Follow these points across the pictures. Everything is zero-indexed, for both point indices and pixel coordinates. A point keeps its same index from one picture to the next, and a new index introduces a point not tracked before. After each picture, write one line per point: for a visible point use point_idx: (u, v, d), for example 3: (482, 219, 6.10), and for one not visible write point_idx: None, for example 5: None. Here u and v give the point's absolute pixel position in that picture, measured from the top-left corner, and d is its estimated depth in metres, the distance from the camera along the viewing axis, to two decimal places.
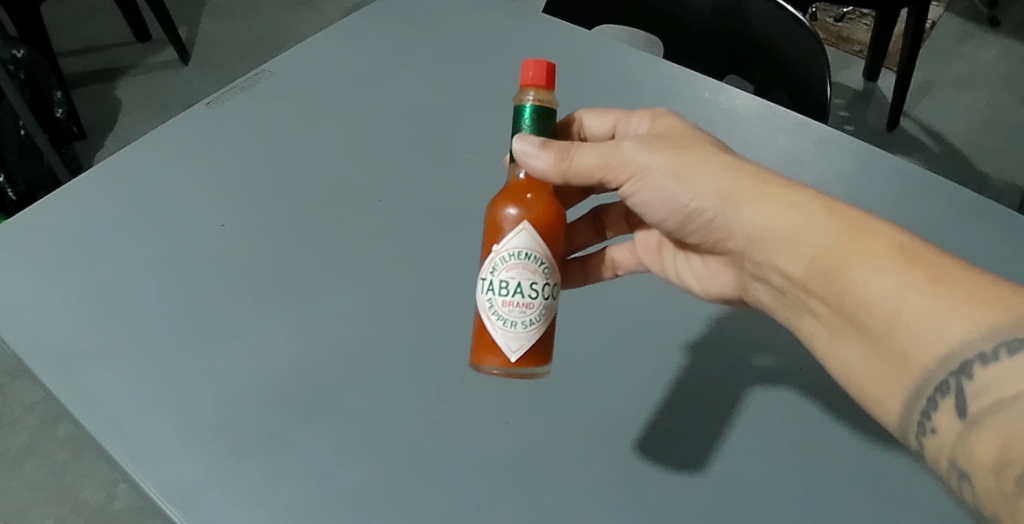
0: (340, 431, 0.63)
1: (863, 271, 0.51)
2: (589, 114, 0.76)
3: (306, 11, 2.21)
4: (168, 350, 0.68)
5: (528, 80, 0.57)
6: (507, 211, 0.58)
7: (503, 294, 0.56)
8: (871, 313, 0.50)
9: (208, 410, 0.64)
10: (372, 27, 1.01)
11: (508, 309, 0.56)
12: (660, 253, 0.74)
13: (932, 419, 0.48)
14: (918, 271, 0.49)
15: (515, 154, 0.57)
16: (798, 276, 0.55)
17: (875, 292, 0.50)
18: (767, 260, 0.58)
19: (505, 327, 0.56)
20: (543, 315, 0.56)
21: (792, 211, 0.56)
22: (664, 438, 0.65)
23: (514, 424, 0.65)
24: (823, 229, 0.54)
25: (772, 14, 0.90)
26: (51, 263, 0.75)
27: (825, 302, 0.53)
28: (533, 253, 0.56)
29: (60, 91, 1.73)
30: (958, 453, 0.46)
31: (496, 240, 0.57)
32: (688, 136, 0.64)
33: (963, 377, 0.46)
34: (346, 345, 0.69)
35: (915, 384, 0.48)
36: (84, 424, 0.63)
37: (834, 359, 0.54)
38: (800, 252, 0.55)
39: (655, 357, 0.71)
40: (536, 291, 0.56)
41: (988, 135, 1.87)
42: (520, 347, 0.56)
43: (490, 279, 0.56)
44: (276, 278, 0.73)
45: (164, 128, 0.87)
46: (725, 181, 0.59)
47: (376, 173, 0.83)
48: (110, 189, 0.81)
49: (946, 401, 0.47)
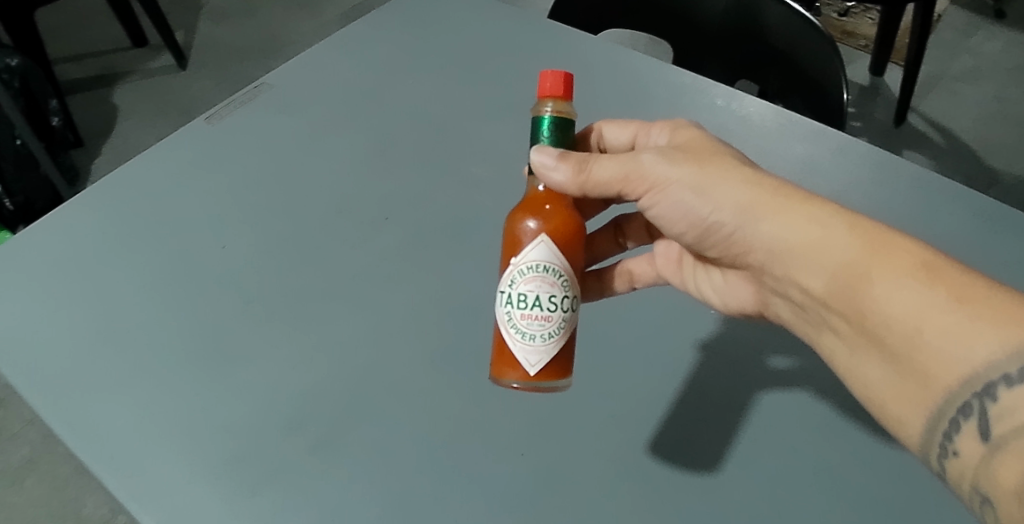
0: (352, 462, 0.61)
1: (885, 288, 0.49)
2: (608, 125, 0.73)
3: (304, 13, 2.18)
4: (173, 378, 0.66)
5: (545, 91, 0.55)
6: (526, 223, 0.56)
7: (522, 307, 0.54)
8: (893, 331, 0.48)
9: (212, 443, 0.62)
10: (374, 35, 0.98)
11: (527, 322, 0.54)
12: (680, 266, 0.71)
13: (954, 441, 0.46)
14: (942, 290, 0.46)
15: (532, 166, 0.55)
16: (819, 292, 0.53)
17: (896, 309, 0.48)
18: (788, 274, 0.55)
19: (524, 341, 0.54)
20: (562, 328, 0.55)
21: (813, 225, 0.53)
22: (686, 461, 0.63)
23: (530, 455, 0.62)
24: (845, 244, 0.51)
25: (786, 18, 0.87)
26: (45, 288, 0.73)
27: (847, 319, 0.51)
28: (552, 266, 0.54)
29: (55, 99, 1.70)
30: (980, 477, 0.44)
31: (514, 253, 0.55)
32: (708, 149, 0.61)
33: (987, 399, 0.44)
34: (354, 372, 0.67)
35: (937, 404, 0.47)
36: (84, 459, 0.61)
37: (855, 377, 0.52)
38: (822, 267, 0.52)
39: (675, 372, 0.68)
40: (555, 304, 0.54)
41: (997, 130, 1.84)
42: (539, 360, 0.54)
43: (509, 292, 0.55)
44: (281, 300, 0.71)
45: (163, 144, 0.85)
46: (745, 194, 0.56)
47: (381, 189, 0.81)
48: (107, 208, 0.79)
49: (968, 423, 0.45)
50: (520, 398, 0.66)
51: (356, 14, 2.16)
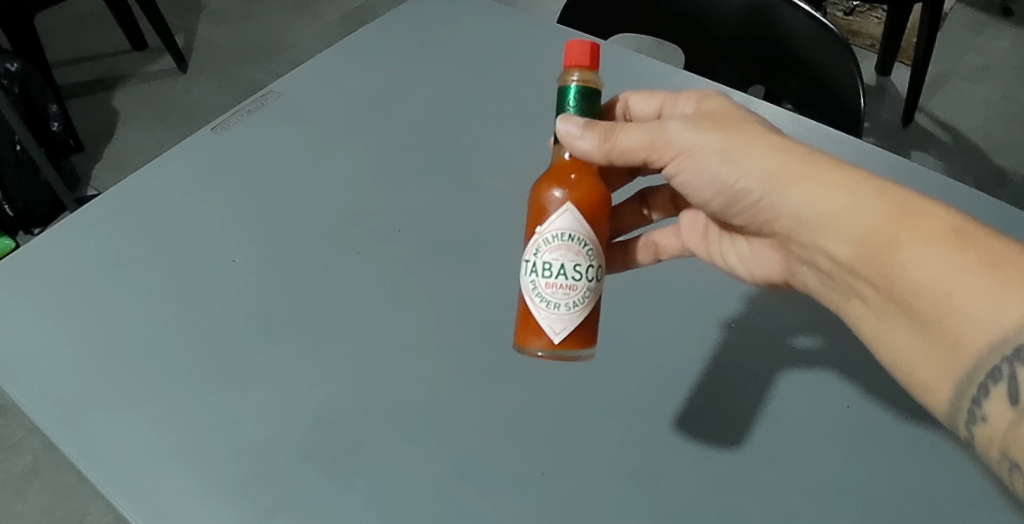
0: (367, 482, 0.60)
1: (913, 253, 0.48)
2: (633, 97, 0.72)
3: (305, 15, 2.16)
4: (183, 396, 0.65)
5: (572, 60, 0.54)
6: (553, 192, 0.55)
7: (547, 276, 0.53)
8: (922, 297, 0.47)
9: (224, 464, 0.61)
10: (381, 41, 0.97)
11: (552, 291, 0.53)
12: (706, 236, 0.71)
13: (983, 407, 0.46)
14: (970, 255, 0.46)
15: (558, 134, 0.54)
16: (846, 259, 0.52)
17: (925, 274, 0.47)
18: (814, 242, 0.55)
19: (549, 310, 0.53)
20: (587, 297, 0.54)
21: (840, 191, 0.52)
22: (714, 478, 0.60)
23: (550, 474, 0.61)
24: (872, 210, 0.51)
25: (800, 21, 0.87)
26: (52, 303, 0.71)
27: (875, 286, 0.51)
28: (577, 235, 0.53)
29: (55, 104, 1.68)
30: (1010, 442, 0.45)
31: (540, 221, 0.55)
32: (735, 115, 0.60)
33: (1016, 362, 0.44)
34: (367, 389, 0.65)
35: (966, 370, 0.47)
36: (93, 481, 0.60)
37: (883, 344, 0.52)
38: (848, 233, 0.52)
39: (697, 382, 0.66)
40: (580, 273, 0.53)
41: (1006, 129, 1.83)
42: (564, 328, 0.54)
43: (534, 261, 0.54)
44: (291, 315, 0.70)
45: (169, 155, 0.84)
46: (772, 161, 0.55)
47: (392, 199, 0.79)
48: (114, 221, 0.78)
49: (998, 388, 0.46)
50: (538, 411, 0.64)
51: (357, 16, 2.15)
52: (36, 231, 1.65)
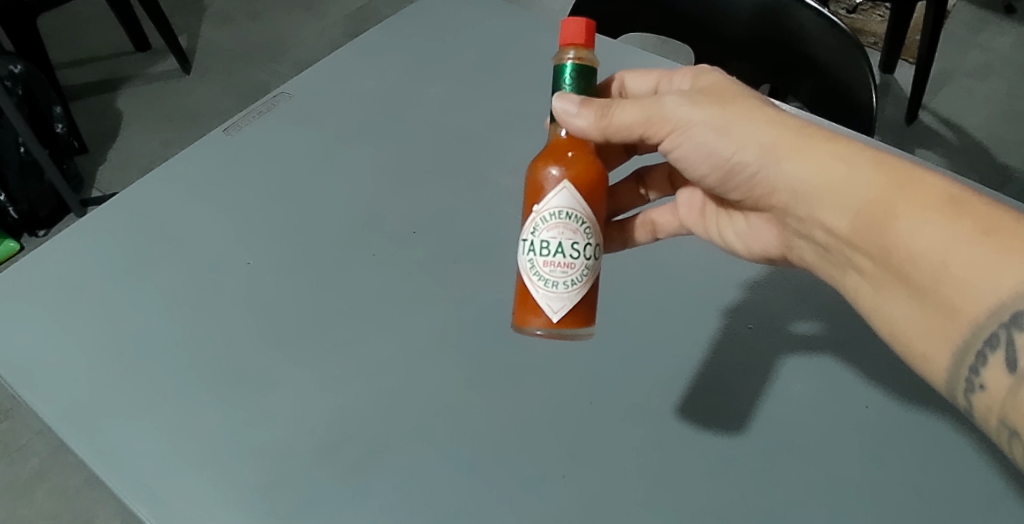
0: (385, 488, 0.60)
1: (909, 221, 0.48)
2: (631, 75, 0.72)
3: (308, 15, 2.16)
4: (200, 400, 0.65)
5: (567, 38, 0.54)
6: (551, 169, 0.55)
7: (544, 254, 0.53)
8: (917, 266, 0.47)
9: (244, 465, 0.61)
10: (390, 43, 0.97)
11: (550, 269, 0.53)
12: (703, 214, 0.71)
13: (981, 375, 0.46)
14: (967, 222, 0.45)
15: (554, 111, 0.54)
16: (843, 231, 0.52)
17: (920, 243, 0.47)
18: (811, 215, 0.54)
19: (547, 288, 0.53)
20: (585, 275, 0.54)
21: (837, 163, 0.52)
22: (737, 476, 0.60)
23: (571, 475, 0.60)
24: (869, 180, 0.50)
25: (812, 20, 0.87)
26: (66, 308, 0.71)
27: (871, 257, 0.50)
28: (574, 212, 0.53)
29: (58, 106, 1.67)
30: (1008, 410, 0.45)
31: (537, 200, 0.54)
32: (732, 90, 0.59)
33: (1014, 328, 0.44)
34: (385, 390, 0.65)
35: (964, 337, 0.46)
36: (110, 485, 0.60)
37: (880, 316, 0.51)
38: (846, 206, 0.51)
39: (713, 378, 0.66)
40: (578, 251, 0.53)
41: (1010, 126, 1.83)
42: (563, 307, 0.54)
43: (531, 240, 0.54)
44: (307, 317, 0.70)
45: (180, 158, 0.84)
46: (768, 134, 0.55)
47: (405, 200, 0.79)
48: (127, 224, 0.78)
49: (995, 356, 0.45)
50: (555, 414, 0.64)
51: (360, 17, 2.14)
52: (40, 233, 1.64)
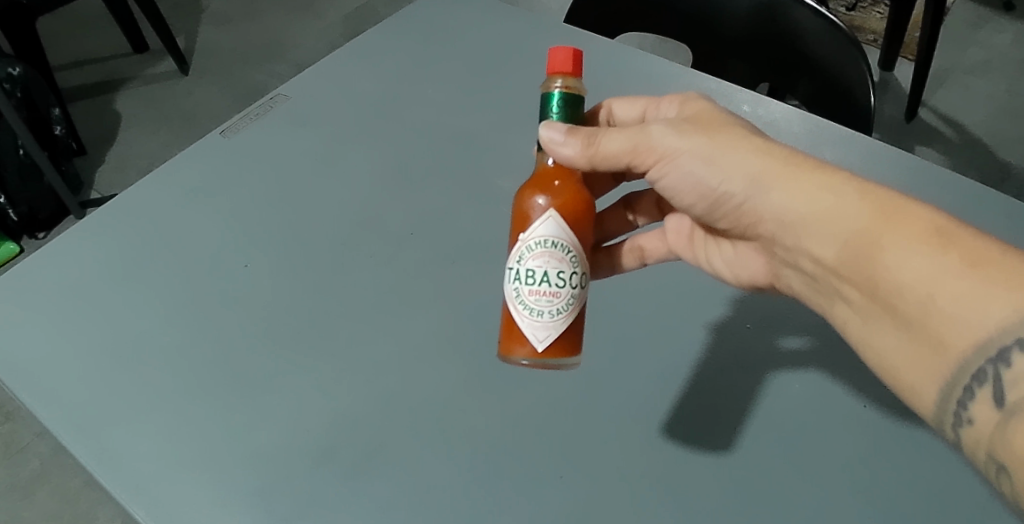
0: (384, 490, 0.60)
1: (895, 253, 0.47)
2: (618, 101, 0.72)
3: (306, 16, 2.16)
4: (199, 403, 0.64)
5: (555, 66, 0.53)
6: (538, 198, 0.54)
7: (530, 283, 0.53)
8: (904, 298, 0.46)
9: (243, 467, 0.61)
10: (388, 44, 0.97)
11: (535, 298, 0.53)
12: (692, 240, 0.70)
13: (969, 409, 0.45)
14: (954, 254, 0.45)
15: (540, 140, 0.54)
16: (830, 261, 0.51)
17: (908, 275, 0.46)
18: (798, 245, 0.54)
19: (532, 317, 0.53)
20: (571, 304, 0.53)
21: (823, 193, 0.52)
22: (735, 477, 0.60)
23: (570, 476, 0.60)
24: (856, 211, 0.50)
25: (809, 19, 0.87)
26: (63, 311, 0.71)
27: (859, 288, 0.50)
28: (560, 241, 0.53)
29: (58, 108, 1.67)
30: (996, 445, 0.43)
31: (523, 228, 0.54)
32: (718, 119, 0.59)
33: (1001, 364, 0.44)
34: (383, 392, 0.65)
35: (952, 371, 0.46)
36: (108, 488, 0.60)
37: (869, 347, 0.51)
38: (832, 235, 0.51)
39: (711, 381, 0.66)
40: (563, 280, 0.53)
41: (1009, 123, 1.82)
42: (548, 336, 0.53)
43: (517, 269, 0.53)
44: (306, 320, 0.70)
45: (177, 159, 0.84)
46: (754, 164, 0.55)
47: (403, 202, 0.79)
48: (124, 226, 0.78)
49: (983, 391, 0.44)
50: (554, 415, 0.64)
51: (358, 17, 2.14)
52: (40, 235, 1.65)
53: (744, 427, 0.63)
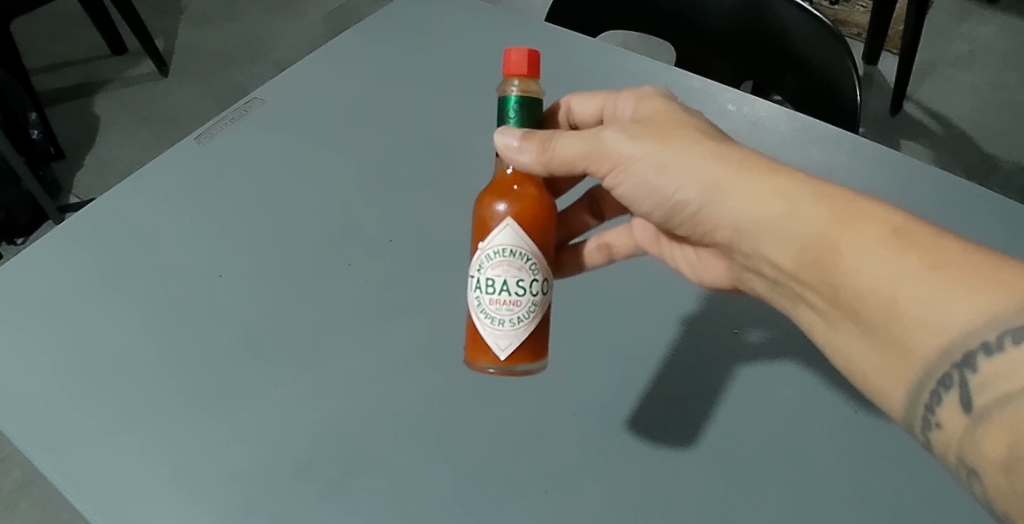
0: (364, 508, 0.58)
1: (853, 258, 0.46)
2: (577, 97, 0.70)
3: (286, 16, 2.13)
4: (177, 419, 0.63)
5: (511, 68, 0.53)
6: (499, 205, 0.53)
7: (490, 292, 0.52)
8: (867, 303, 0.45)
9: (218, 483, 0.59)
10: (366, 46, 0.95)
11: (496, 307, 0.52)
12: (658, 240, 0.69)
13: (937, 414, 0.44)
14: (914, 256, 0.44)
15: (496, 148, 0.53)
16: (790, 267, 0.50)
17: (869, 280, 0.45)
18: (758, 251, 0.53)
19: (493, 326, 0.52)
20: (533, 311, 0.52)
21: (779, 197, 0.51)
22: (722, 484, 0.59)
23: (554, 487, 0.59)
24: (812, 215, 0.49)
25: (794, 15, 0.86)
26: (31, 324, 0.69)
27: (820, 293, 0.49)
28: (519, 250, 0.52)
29: (35, 112, 1.64)
30: (965, 449, 0.42)
31: (482, 236, 0.53)
32: (673, 121, 0.58)
33: (967, 369, 0.42)
34: (364, 404, 0.64)
35: (918, 376, 0.45)
36: (78, 506, 0.58)
37: (835, 351, 0.50)
38: (790, 242, 0.50)
39: (695, 385, 0.65)
40: (523, 288, 0.52)
41: (994, 116, 1.82)
42: (509, 345, 0.52)
43: (477, 277, 0.52)
44: (284, 330, 0.68)
45: (151, 165, 0.82)
46: (709, 168, 0.53)
47: (383, 208, 0.78)
48: (95, 236, 0.76)
49: (950, 395, 0.44)
50: (540, 427, 0.62)
51: (340, 17, 2.12)
52: (19, 241, 1.61)
53: (734, 435, 0.62)
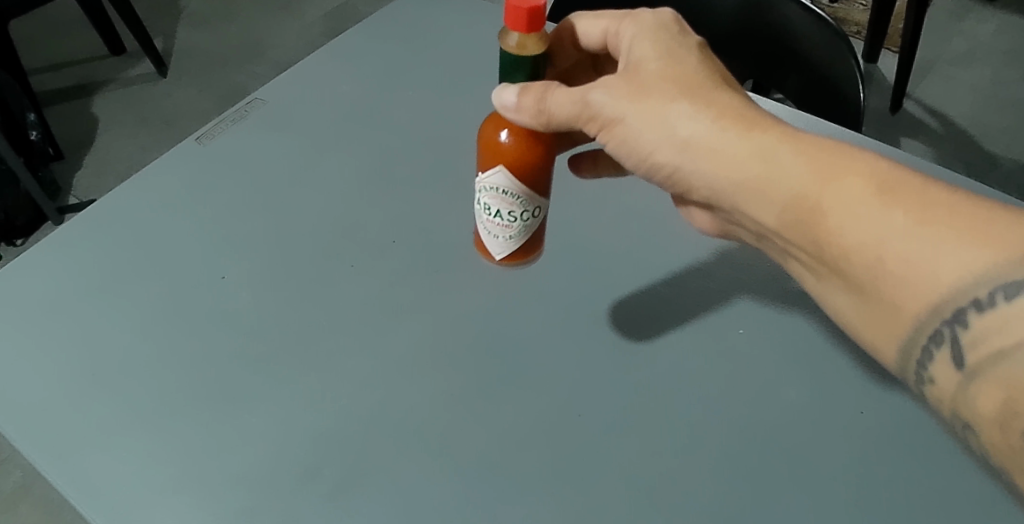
0: (371, 508, 0.58)
1: (838, 215, 0.46)
2: (584, 18, 0.65)
3: (285, 16, 2.13)
4: (180, 421, 0.62)
5: (508, 22, 0.51)
6: (501, 134, 0.58)
7: (488, 214, 0.62)
8: (853, 263, 0.46)
9: (221, 485, 0.59)
10: (367, 47, 0.95)
11: (493, 224, 0.63)
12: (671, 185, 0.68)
13: (930, 369, 0.45)
14: (900, 212, 0.44)
15: (495, 108, 0.55)
16: (776, 226, 0.51)
17: (854, 237, 0.45)
18: (744, 211, 0.53)
19: (491, 237, 0.64)
20: (523, 229, 0.62)
21: (761, 155, 0.50)
22: (728, 483, 0.59)
23: (559, 487, 0.59)
24: (795, 173, 0.49)
25: (796, 14, 0.86)
26: (33, 326, 0.69)
27: (808, 252, 0.50)
28: (509, 191, 0.59)
29: (33, 112, 1.64)
30: (958, 405, 0.43)
31: (482, 164, 0.60)
32: (659, 68, 0.56)
33: (958, 326, 0.43)
34: (368, 405, 0.63)
35: (908, 333, 0.46)
36: (80, 509, 0.58)
37: (828, 303, 0.51)
38: (775, 202, 0.50)
39: (700, 385, 0.65)
40: (514, 217, 0.61)
41: (993, 113, 1.82)
42: (504, 251, 0.65)
43: (479, 199, 0.62)
44: (287, 331, 0.68)
45: (152, 167, 0.82)
46: (695, 124, 0.53)
47: (385, 208, 0.78)
48: (96, 238, 0.76)
49: (942, 352, 0.44)
50: (544, 427, 0.62)
51: (338, 17, 2.12)
52: (18, 241, 1.60)
53: (740, 435, 0.62)
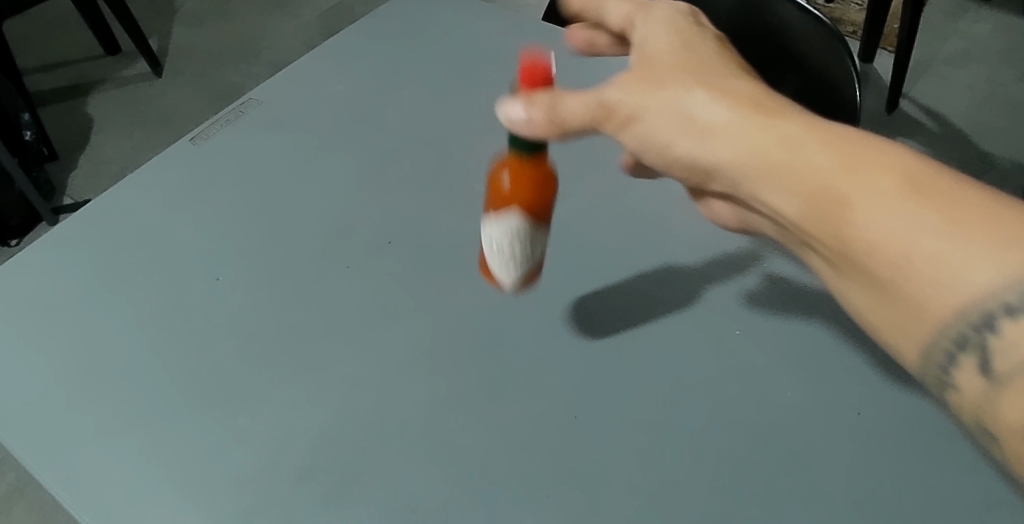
0: (367, 510, 0.58)
1: (863, 208, 0.37)
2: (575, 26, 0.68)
3: (281, 16, 2.12)
4: (175, 424, 0.62)
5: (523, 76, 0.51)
6: (503, 176, 0.55)
7: (495, 252, 0.57)
8: (876, 261, 0.37)
9: (217, 487, 0.59)
10: (364, 47, 0.95)
11: (499, 262, 0.58)
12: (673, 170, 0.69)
13: (952, 375, 0.38)
14: (932, 209, 0.35)
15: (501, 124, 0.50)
16: (794, 216, 0.41)
17: (879, 233, 0.36)
18: (754, 197, 0.44)
19: (498, 273, 0.59)
20: (531, 266, 0.58)
21: (766, 133, 0.43)
22: (725, 484, 0.59)
23: (557, 489, 0.59)
24: (813, 158, 0.40)
25: (793, 15, 0.86)
26: (27, 329, 0.68)
27: (826, 246, 0.40)
28: (520, 226, 0.55)
29: (27, 113, 1.63)
30: (986, 417, 0.36)
31: (491, 197, 0.56)
32: (667, 53, 0.50)
33: (987, 333, 0.35)
34: (364, 406, 0.63)
35: (931, 336, 0.37)
36: (75, 513, 0.58)
37: (846, 301, 0.41)
38: (790, 188, 0.41)
39: (698, 385, 0.65)
40: (522, 252, 0.57)
41: (989, 112, 1.82)
42: (510, 288, 0.60)
43: (485, 234, 0.57)
44: (282, 333, 0.67)
45: (147, 168, 0.81)
46: (699, 105, 0.46)
47: (382, 209, 0.77)
48: (91, 239, 0.75)
49: (967, 359, 0.36)
50: (541, 428, 0.62)
51: (334, 16, 2.11)
52: (12, 242, 1.60)
53: (738, 436, 0.62)
